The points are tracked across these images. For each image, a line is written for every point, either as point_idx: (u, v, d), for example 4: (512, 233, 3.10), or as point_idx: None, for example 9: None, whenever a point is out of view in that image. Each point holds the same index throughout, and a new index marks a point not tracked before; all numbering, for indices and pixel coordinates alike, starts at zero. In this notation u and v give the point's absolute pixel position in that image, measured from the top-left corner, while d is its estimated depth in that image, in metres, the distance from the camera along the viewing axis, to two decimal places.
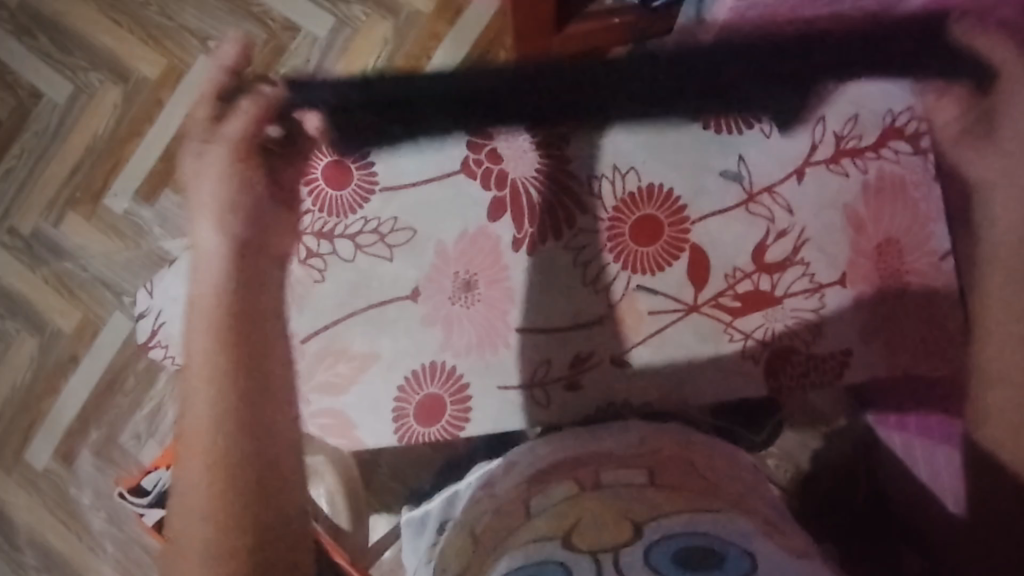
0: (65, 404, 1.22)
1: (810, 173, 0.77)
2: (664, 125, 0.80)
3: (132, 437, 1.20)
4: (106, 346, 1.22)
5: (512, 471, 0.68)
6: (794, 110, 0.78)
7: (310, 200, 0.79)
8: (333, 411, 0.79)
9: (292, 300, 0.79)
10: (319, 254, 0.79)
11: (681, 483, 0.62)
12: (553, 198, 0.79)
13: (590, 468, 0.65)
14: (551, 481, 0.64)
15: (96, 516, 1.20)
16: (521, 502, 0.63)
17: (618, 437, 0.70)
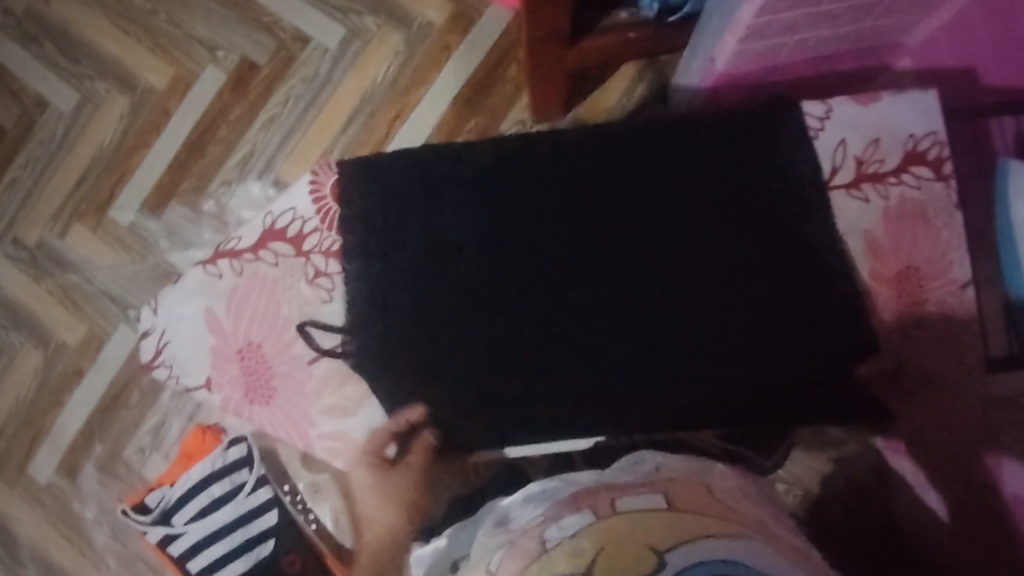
0: (69, 417, 1.21)
1: (832, 198, 0.74)
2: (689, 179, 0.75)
3: (136, 452, 1.19)
4: (110, 359, 1.20)
5: (528, 508, 0.64)
6: (815, 132, 0.75)
7: (318, 219, 0.76)
8: (339, 435, 0.72)
9: (299, 318, 0.73)
10: (327, 274, 0.75)
11: (703, 506, 0.58)
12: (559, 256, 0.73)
13: (606, 495, 0.60)
14: (567, 511, 0.59)
15: (99, 531, 1.18)
16: (536, 535, 0.58)
17: (637, 468, 0.66)
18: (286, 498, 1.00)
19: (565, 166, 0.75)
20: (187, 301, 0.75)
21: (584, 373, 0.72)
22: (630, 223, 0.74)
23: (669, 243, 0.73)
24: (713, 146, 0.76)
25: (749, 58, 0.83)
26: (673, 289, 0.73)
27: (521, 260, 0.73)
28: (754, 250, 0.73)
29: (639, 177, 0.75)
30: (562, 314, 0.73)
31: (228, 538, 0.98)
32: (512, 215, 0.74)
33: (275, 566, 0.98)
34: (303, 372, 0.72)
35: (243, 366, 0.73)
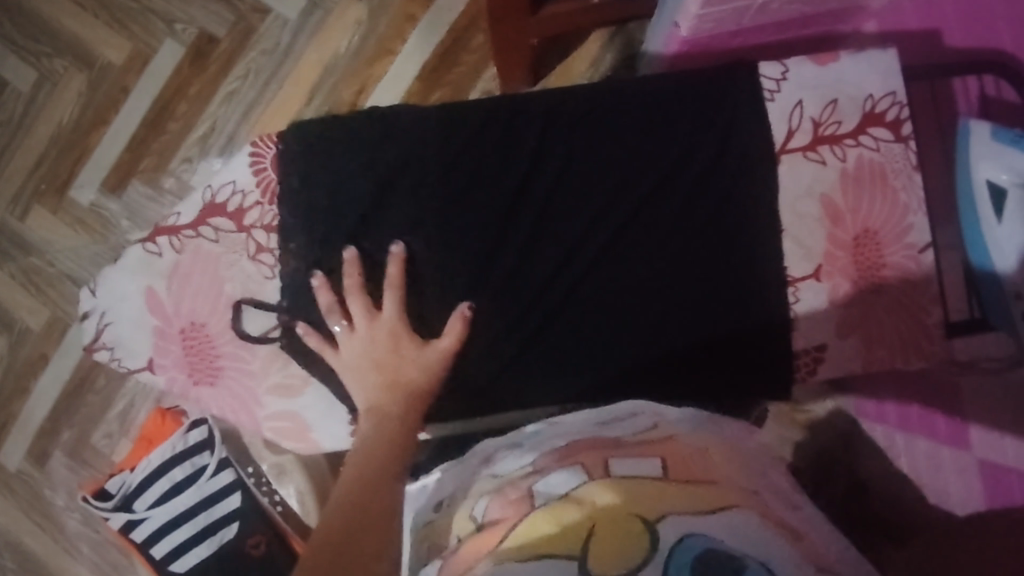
0: (36, 403, 1.19)
1: (784, 162, 0.71)
2: (640, 140, 0.72)
3: (104, 437, 1.17)
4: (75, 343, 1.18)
5: (513, 452, 0.61)
6: (772, 94, 0.72)
7: (259, 192, 0.72)
8: (288, 415, 0.71)
9: (243, 297, 0.71)
10: (269, 249, 0.71)
11: (706, 476, 0.52)
12: (509, 226, 0.71)
13: (599, 453, 0.55)
14: (556, 466, 0.54)
15: (71, 517, 1.17)
16: (521, 490, 0.53)
17: (631, 421, 0.62)
18: (249, 480, 0.99)
19: (511, 134, 0.72)
20: (125, 281, 0.72)
21: (538, 347, 0.71)
22: (579, 194, 0.72)
23: (620, 210, 0.71)
24: (665, 108, 0.73)
25: (713, 25, 0.81)
26: (625, 260, 0.71)
27: (470, 230, 0.71)
28: (706, 217, 0.71)
29: (587, 141, 0.72)
30: (513, 290, 0.71)
31: (191, 522, 0.97)
32: (458, 188, 0.71)
33: (239, 548, 0.96)
34: (250, 353, 0.71)
35: (186, 346, 0.71)
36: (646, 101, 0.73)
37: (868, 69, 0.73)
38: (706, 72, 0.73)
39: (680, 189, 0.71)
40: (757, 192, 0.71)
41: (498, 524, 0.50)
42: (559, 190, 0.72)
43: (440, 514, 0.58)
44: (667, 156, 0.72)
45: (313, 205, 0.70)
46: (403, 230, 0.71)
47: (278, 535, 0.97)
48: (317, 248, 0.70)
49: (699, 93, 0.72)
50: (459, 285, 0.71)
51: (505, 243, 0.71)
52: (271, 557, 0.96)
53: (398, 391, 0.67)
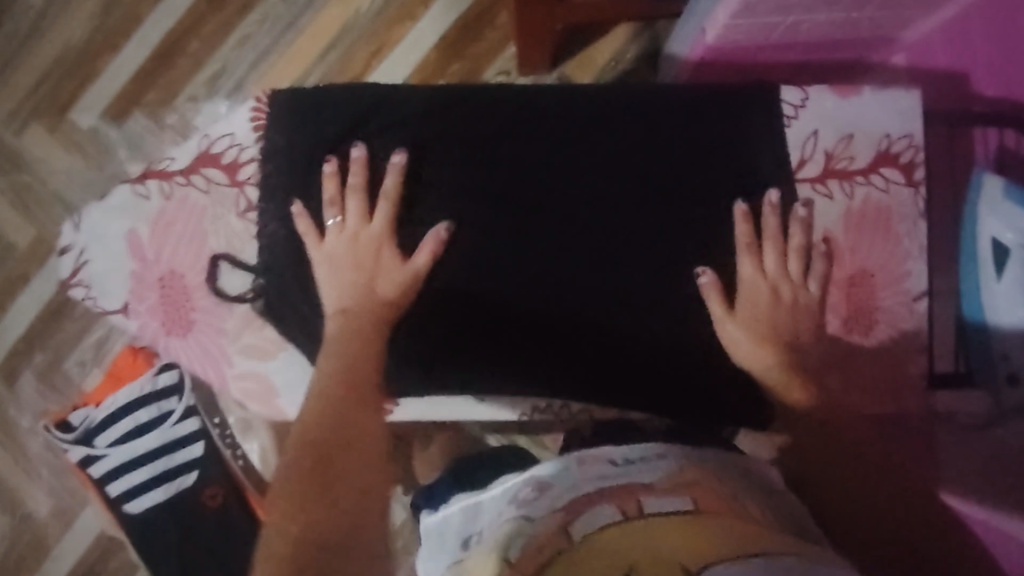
0: (11, 322, 1.17)
1: (796, 191, 0.70)
2: (653, 151, 0.70)
3: (77, 364, 1.17)
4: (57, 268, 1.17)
5: (545, 493, 0.60)
6: (789, 119, 0.71)
7: (258, 148, 0.69)
8: (257, 376, 0.69)
9: (227, 252, 0.69)
10: (259, 207, 0.69)
11: (735, 515, 0.53)
12: (509, 220, 0.69)
13: (633, 494, 0.55)
14: (592, 505, 0.55)
15: (35, 440, 1.17)
16: (560, 530, 0.52)
17: (655, 463, 0.62)
18: (213, 431, 0.98)
19: (512, 127, 0.70)
20: (107, 219, 0.69)
21: (515, 348, 0.69)
22: (574, 198, 0.70)
23: (624, 217, 0.70)
24: (673, 121, 0.71)
25: (739, 36, 0.79)
26: (608, 271, 0.69)
27: (467, 219, 0.69)
28: (698, 239, 0.69)
29: (597, 144, 0.71)
30: (492, 287, 0.69)
31: (151, 465, 0.96)
32: (454, 175, 0.69)
33: (195, 498, 0.96)
34: (225, 310, 0.69)
35: (162, 294, 0.68)
36: (663, 111, 0.71)
37: (889, 104, 0.71)
38: (723, 89, 0.71)
39: (689, 205, 0.70)
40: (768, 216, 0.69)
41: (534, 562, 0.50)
42: (563, 190, 0.70)
43: (479, 559, 0.57)
44: (680, 169, 0.70)
45: (311, 169, 0.69)
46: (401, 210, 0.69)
47: (236, 490, 0.97)
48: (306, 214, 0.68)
49: (719, 112, 0.71)
50: (455, 273, 0.69)
51: (502, 236, 0.69)
52: (227, 510, 0.96)
53: (370, 297, 0.67)
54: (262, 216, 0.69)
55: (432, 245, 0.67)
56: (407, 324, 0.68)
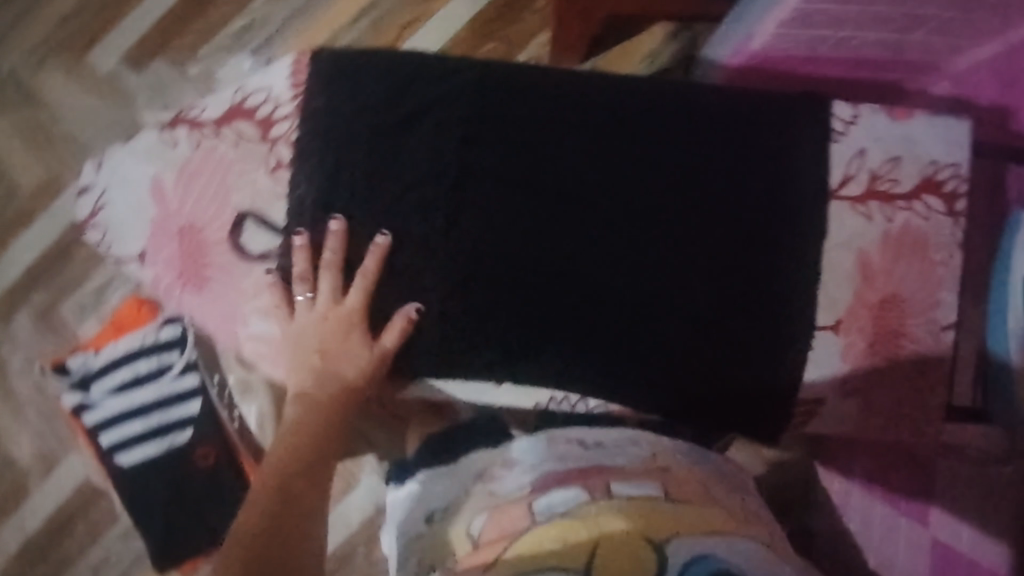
0: (13, 258, 1.16)
1: (830, 206, 0.67)
2: (693, 147, 0.67)
3: (75, 308, 1.16)
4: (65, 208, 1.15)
5: (515, 470, 0.67)
6: (838, 135, 0.69)
7: (294, 105, 0.66)
8: (272, 338, 0.67)
9: (251, 210, 0.65)
10: (288, 166, 0.65)
11: (697, 500, 0.59)
12: (535, 203, 0.65)
13: (600, 476, 0.61)
14: (559, 485, 0.61)
15: (24, 381, 1.17)
16: (524, 505, 0.60)
17: (624, 449, 0.66)
18: (212, 390, 0.95)
19: (547, 109, 0.67)
20: (132, 163, 0.67)
21: (530, 343, 0.65)
22: (607, 196, 0.66)
23: (658, 211, 0.66)
24: (718, 127, 0.68)
25: (790, 45, 0.79)
26: (635, 274, 0.66)
27: (491, 198, 0.65)
28: (733, 251, 0.66)
29: (636, 134, 0.67)
30: (513, 279, 0.65)
31: (145, 418, 0.95)
32: (484, 158, 0.65)
33: (187, 455, 0.95)
34: (242, 269, 0.65)
35: (181, 246, 0.66)
36: (709, 108, 0.68)
37: (940, 131, 0.69)
38: (773, 98, 0.69)
39: (728, 206, 0.67)
40: (808, 227, 0.67)
41: (497, 537, 0.58)
42: (596, 177, 0.66)
43: (443, 534, 0.67)
44: (720, 168, 0.67)
45: (338, 131, 0.65)
46: (422, 180, 0.65)
47: (228, 452, 0.95)
48: (326, 177, 0.64)
49: (766, 117, 0.68)
50: (476, 250, 0.65)
51: (527, 220, 0.65)
52: (217, 471, 0.95)
53: (336, 381, 0.66)
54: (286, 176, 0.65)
55: (395, 337, 0.64)
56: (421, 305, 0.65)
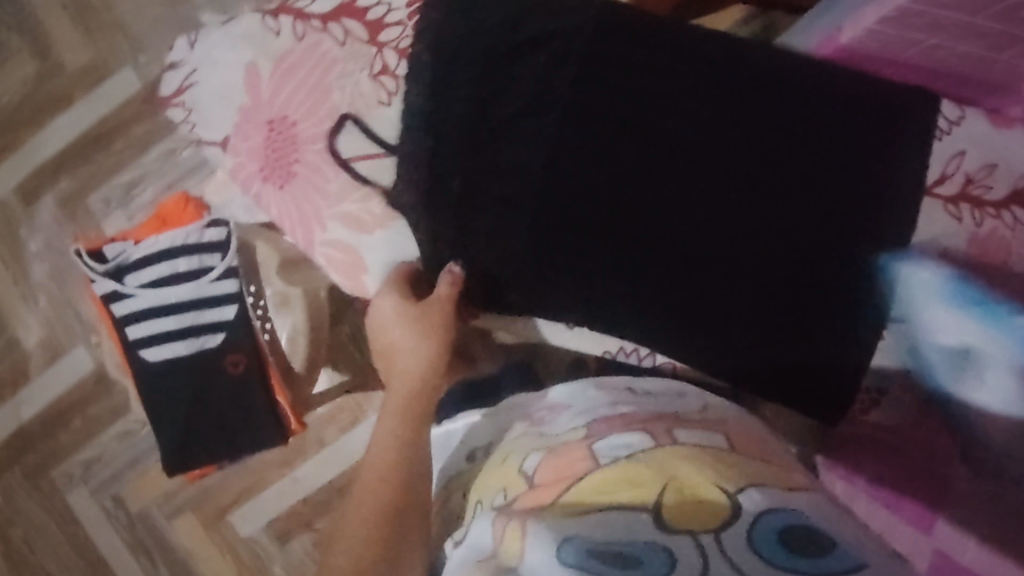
0: (47, 139, 1.22)
1: (924, 202, 0.68)
2: (798, 119, 0.67)
3: (102, 201, 1.21)
4: (105, 96, 1.20)
5: (563, 414, 0.67)
6: (941, 133, 0.68)
7: (407, 12, 0.67)
8: (346, 247, 0.68)
9: (349, 110, 0.66)
10: (392, 74, 0.67)
11: (761, 454, 0.60)
12: (631, 149, 0.66)
13: (663, 423, 0.61)
14: (621, 429, 0.60)
15: (38, 264, 1.23)
16: (584, 448, 0.59)
17: (678, 399, 0.69)
18: (248, 299, 0.94)
19: (658, 59, 0.66)
20: (230, 47, 0.69)
21: (606, 285, 0.67)
22: (707, 153, 0.66)
23: (752, 179, 0.67)
24: (830, 104, 0.68)
25: (878, 45, 0.77)
26: (720, 235, 0.67)
27: (590, 139, 0.65)
28: (819, 227, 0.67)
29: (743, 98, 0.67)
30: (600, 220, 0.66)
31: (179, 316, 0.94)
32: (594, 96, 0.65)
33: (217, 360, 0.94)
34: (329, 173, 0.67)
35: (269, 139, 0.67)
36: (818, 83, 0.68)
37: None
38: (880, 82, 0.68)
39: (823, 184, 0.67)
40: (898, 220, 0.68)
41: (559, 478, 0.56)
42: (695, 135, 0.66)
43: (490, 464, 0.69)
44: (822, 147, 0.67)
45: (449, 51, 0.65)
46: (525, 113, 0.65)
47: (260, 362, 0.94)
48: (431, 97, 0.64)
49: (875, 100, 0.68)
50: (568, 186, 0.65)
51: (621, 165, 0.66)
52: (246, 380, 0.94)
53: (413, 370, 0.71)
54: (398, 84, 0.66)
55: (449, 283, 0.67)
56: (507, 233, 0.66)
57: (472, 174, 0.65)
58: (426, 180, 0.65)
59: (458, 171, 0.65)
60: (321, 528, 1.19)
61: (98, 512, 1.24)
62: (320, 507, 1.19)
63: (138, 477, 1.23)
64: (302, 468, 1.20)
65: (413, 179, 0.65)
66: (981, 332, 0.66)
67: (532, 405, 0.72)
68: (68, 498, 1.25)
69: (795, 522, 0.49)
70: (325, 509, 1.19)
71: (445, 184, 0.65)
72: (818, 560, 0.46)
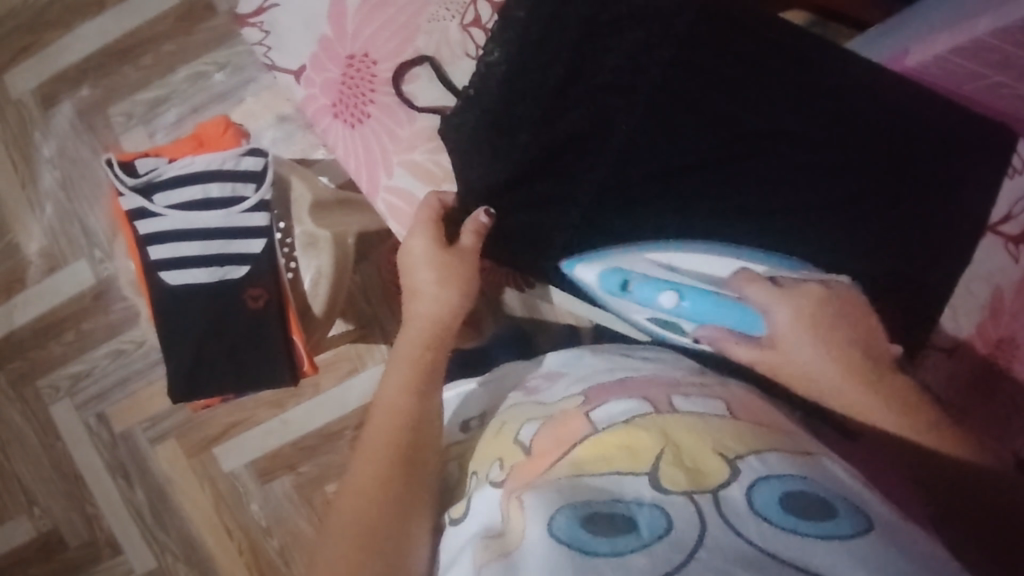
0: (71, 45, 1.18)
1: (983, 240, 0.68)
2: (871, 131, 0.68)
3: (122, 115, 1.17)
4: (138, 9, 1.16)
5: (558, 383, 0.67)
6: (1014, 171, 0.68)
7: None
8: (409, 196, 0.69)
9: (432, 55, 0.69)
10: (481, 27, 0.69)
11: (765, 420, 0.56)
12: (703, 136, 0.68)
13: (662, 390, 0.59)
14: (619, 397, 0.58)
15: (47, 170, 1.19)
16: (581, 417, 0.58)
17: (680, 366, 0.66)
18: (276, 235, 0.93)
19: (747, 52, 0.67)
20: None
21: None
22: (776, 154, 0.68)
23: (814, 183, 0.68)
24: (909, 120, 0.68)
25: (942, 73, 0.73)
26: (772, 235, 0.68)
27: (666, 120, 0.67)
28: (874, 243, 0.68)
29: (822, 103, 0.68)
30: (659, 202, 0.68)
31: (204, 243, 0.91)
32: (679, 78, 0.67)
33: (236, 293, 0.90)
34: (401, 118, 0.69)
35: (346, 74, 0.70)
36: (903, 98, 0.67)
37: None
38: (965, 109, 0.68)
39: (883, 200, 0.68)
40: (950, 248, 0.68)
41: (558, 445, 0.56)
42: (766, 132, 0.68)
43: (488, 429, 0.67)
44: (890, 162, 0.68)
45: (540, 14, 0.65)
46: (608, 84, 0.67)
47: (280, 299, 0.90)
48: (518, 55, 0.66)
49: (953, 127, 0.68)
50: (635, 164, 0.67)
51: (689, 151, 0.68)
52: (264, 315, 0.90)
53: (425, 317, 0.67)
54: (486, 37, 0.67)
55: (478, 226, 0.66)
56: (567, 200, 0.68)
57: (542, 134, 0.66)
58: (495, 136, 0.66)
59: (529, 129, 0.66)
60: (304, 473, 1.17)
61: (82, 429, 1.23)
62: (307, 452, 1.16)
63: (126, 400, 1.21)
64: (294, 410, 1.16)
65: (479, 134, 0.66)
66: (658, 313, 0.65)
67: (532, 379, 0.71)
68: (53, 410, 1.23)
69: (796, 488, 0.45)
70: (313, 454, 1.16)
71: (515, 139, 0.66)
72: (821, 524, 0.42)
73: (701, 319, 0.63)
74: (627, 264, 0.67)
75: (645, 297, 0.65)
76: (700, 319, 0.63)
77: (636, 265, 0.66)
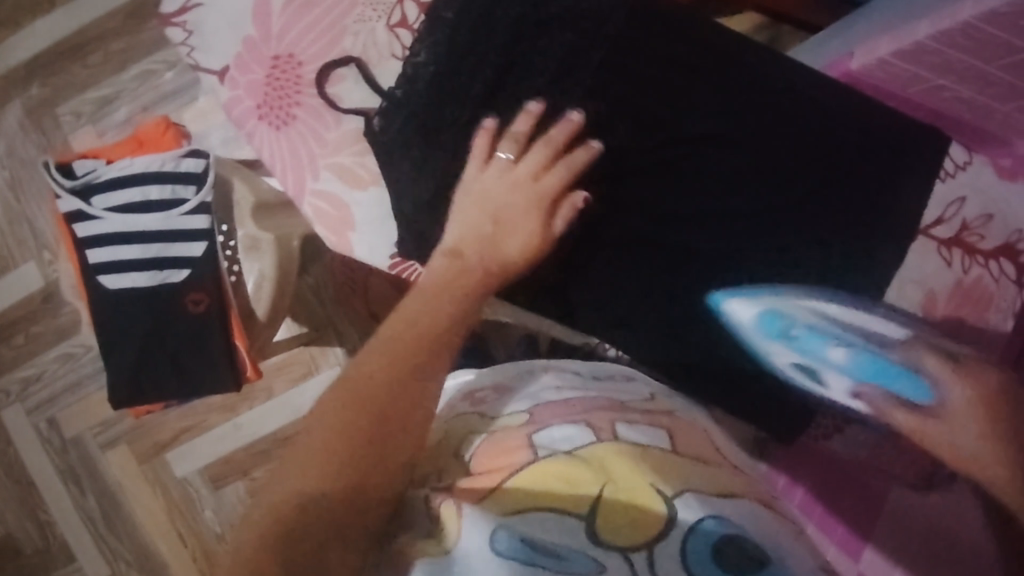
0: (20, 43, 1.16)
1: (915, 243, 0.70)
2: (806, 136, 0.68)
3: (70, 114, 1.14)
4: (88, 8, 1.14)
5: (506, 396, 0.62)
6: (946, 174, 0.72)
7: None
8: (336, 200, 0.69)
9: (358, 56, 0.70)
10: (408, 28, 0.70)
11: (705, 454, 0.55)
12: (643, 143, 0.68)
13: (606, 413, 0.56)
14: (560, 419, 0.55)
15: None
16: (522, 435, 0.54)
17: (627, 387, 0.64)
18: (218, 238, 0.89)
19: (681, 58, 0.68)
20: None
21: (607, 278, 0.69)
22: (715, 160, 0.69)
23: (751, 189, 0.69)
24: (844, 129, 0.69)
25: (885, 76, 0.72)
26: (722, 242, 0.69)
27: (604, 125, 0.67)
28: (815, 247, 0.68)
29: (758, 110, 0.68)
30: (599, 210, 0.69)
31: (143, 246, 0.89)
32: (614, 84, 0.67)
33: (176, 297, 0.88)
34: (327, 121, 0.70)
35: (271, 75, 0.70)
36: (835, 106, 0.68)
37: None
38: (896, 118, 0.69)
39: (824, 206, 0.68)
40: (886, 251, 0.69)
41: (493, 466, 0.51)
42: (709, 140, 0.69)
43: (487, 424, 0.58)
44: (827, 168, 0.68)
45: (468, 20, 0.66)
46: (541, 85, 0.66)
47: (220, 304, 0.88)
48: (445, 60, 0.66)
49: (885, 137, 0.69)
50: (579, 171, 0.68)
51: (632, 158, 0.68)
52: (205, 319, 0.88)
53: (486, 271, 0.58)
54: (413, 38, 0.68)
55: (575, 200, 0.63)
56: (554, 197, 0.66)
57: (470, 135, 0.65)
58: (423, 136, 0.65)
59: (455, 129, 0.65)
60: (257, 479, 1.14)
61: (32, 434, 1.20)
62: (259, 457, 1.14)
63: (75, 405, 1.18)
64: (246, 414, 1.15)
65: (405, 134, 0.65)
66: (818, 365, 0.63)
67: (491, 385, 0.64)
68: (3, 416, 1.21)
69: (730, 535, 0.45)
70: (264, 459, 1.14)
71: (443, 139, 0.65)
72: None
73: (865, 378, 0.58)
74: (790, 311, 0.66)
75: (811, 347, 0.63)
76: (864, 378, 0.58)
77: (797, 311, 0.66)
